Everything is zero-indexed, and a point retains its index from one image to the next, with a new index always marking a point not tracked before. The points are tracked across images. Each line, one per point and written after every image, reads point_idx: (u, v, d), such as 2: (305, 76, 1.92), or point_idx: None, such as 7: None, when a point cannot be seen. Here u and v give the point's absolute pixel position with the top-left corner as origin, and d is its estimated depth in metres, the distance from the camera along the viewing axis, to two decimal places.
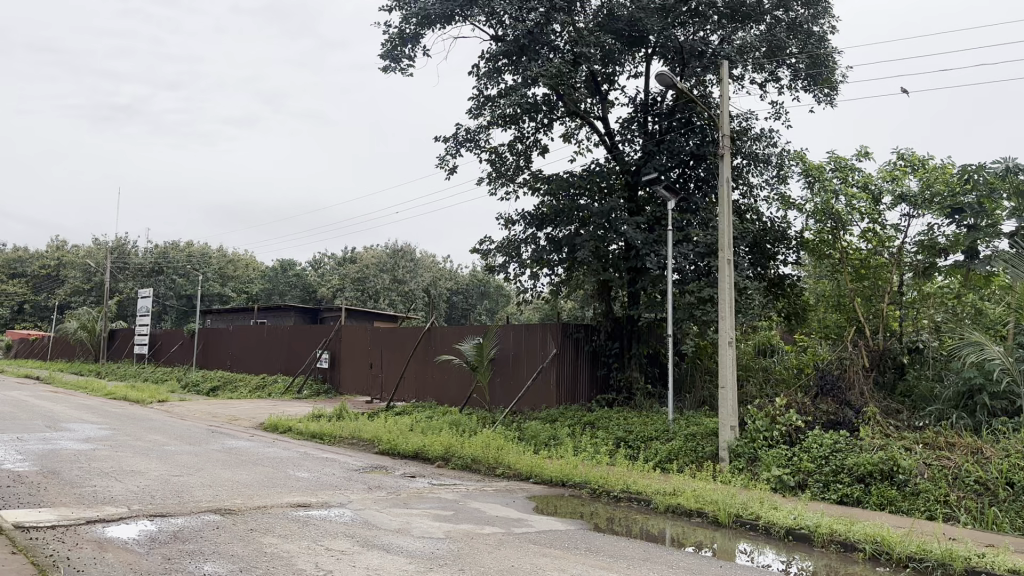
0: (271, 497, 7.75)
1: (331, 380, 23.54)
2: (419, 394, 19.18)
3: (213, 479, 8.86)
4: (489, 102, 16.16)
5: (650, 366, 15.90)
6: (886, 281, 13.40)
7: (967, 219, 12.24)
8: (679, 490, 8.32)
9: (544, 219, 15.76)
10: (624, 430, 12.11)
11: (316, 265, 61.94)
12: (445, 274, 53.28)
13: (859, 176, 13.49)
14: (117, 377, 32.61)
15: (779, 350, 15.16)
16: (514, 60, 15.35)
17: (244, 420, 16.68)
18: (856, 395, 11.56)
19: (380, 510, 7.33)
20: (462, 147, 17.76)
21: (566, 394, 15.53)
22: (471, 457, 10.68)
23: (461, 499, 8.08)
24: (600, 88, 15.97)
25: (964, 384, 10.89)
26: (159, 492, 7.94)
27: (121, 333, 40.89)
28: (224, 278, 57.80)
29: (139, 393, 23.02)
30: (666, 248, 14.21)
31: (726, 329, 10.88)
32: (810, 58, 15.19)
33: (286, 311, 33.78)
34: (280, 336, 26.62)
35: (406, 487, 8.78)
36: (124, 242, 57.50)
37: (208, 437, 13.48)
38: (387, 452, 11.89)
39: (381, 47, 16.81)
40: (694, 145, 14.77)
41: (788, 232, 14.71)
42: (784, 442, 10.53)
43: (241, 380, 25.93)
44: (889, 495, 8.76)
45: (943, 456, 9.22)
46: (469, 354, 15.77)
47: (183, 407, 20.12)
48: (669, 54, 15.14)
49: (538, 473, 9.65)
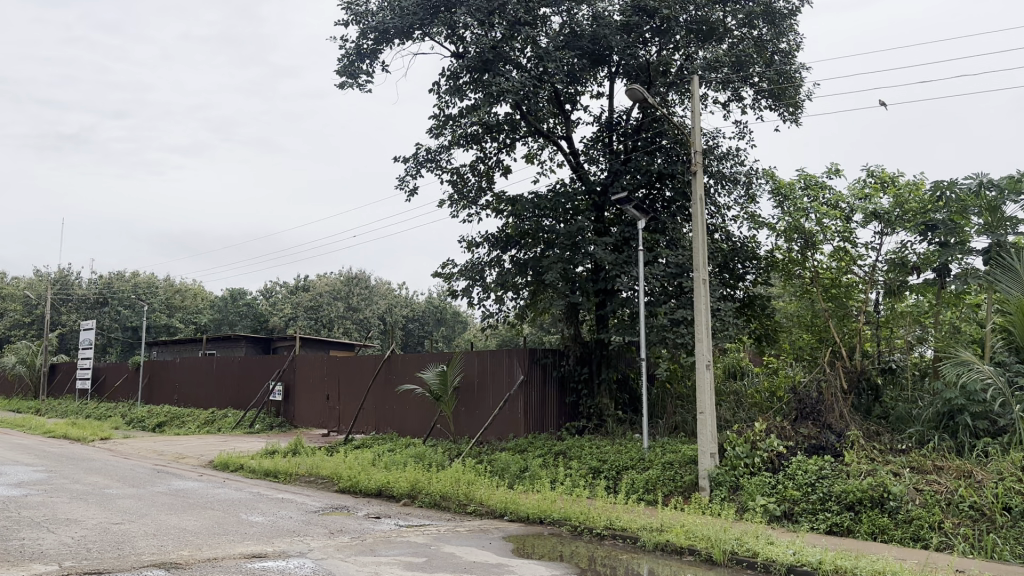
0: (222, 548, 7.00)
1: (286, 413, 22.63)
2: (380, 426, 18.40)
3: (158, 526, 8.05)
4: (451, 121, 15.72)
5: (620, 392, 15.44)
6: (857, 300, 13.15)
7: (939, 236, 12.02)
8: (667, 524, 7.78)
9: (509, 240, 15.32)
10: (598, 460, 11.58)
11: (268, 294, 60.57)
12: (400, 300, 52.51)
13: (829, 195, 13.22)
14: (58, 413, 31.13)
15: (749, 373, 14.82)
16: (476, 77, 14.95)
17: (192, 458, 15.72)
18: (836, 418, 11.21)
19: (344, 559, 6.66)
20: (423, 168, 17.28)
21: (534, 423, 14.92)
22: (439, 494, 10.04)
23: (433, 543, 7.43)
24: (564, 107, 15.66)
25: (944, 404, 10.59)
26: (96, 544, 7.13)
27: (62, 367, 39.28)
28: (171, 309, 56.00)
29: (80, 430, 21.77)
30: (636, 268, 13.84)
31: (703, 352, 10.45)
32: (776, 76, 15.09)
33: (237, 341, 32.64)
34: (230, 367, 25.61)
35: (371, 531, 8.09)
36: (67, 274, 55.60)
37: (153, 477, 12.56)
38: (348, 490, 11.17)
39: (338, 63, 16.38)
40: (661, 164, 14.48)
41: (757, 252, 14.43)
42: (766, 469, 10.10)
43: (190, 415, 24.84)
44: (881, 524, 8.32)
45: (933, 481, 8.89)
46: (432, 383, 15.12)
47: (126, 444, 19.02)
48: (633, 73, 14.97)
49: (514, 509, 9.05)
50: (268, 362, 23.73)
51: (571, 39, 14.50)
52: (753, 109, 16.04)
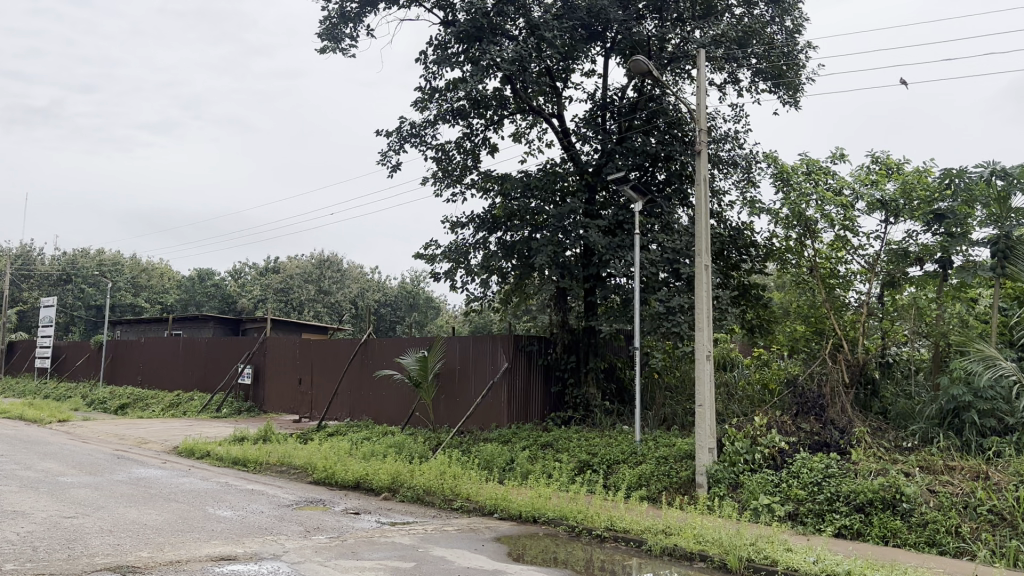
0: (186, 548, 6.29)
1: (255, 397, 21.83)
2: (355, 412, 17.70)
3: (116, 522, 7.31)
4: (438, 93, 15.03)
5: (606, 381, 14.91)
6: (856, 290, 12.73)
7: (946, 225, 11.62)
8: (673, 526, 7.22)
9: (496, 222, 14.78)
10: (587, 453, 11.01)
11: (236, 275, 59.30)
12: (371, 284, 51.68)
13: (833, 180, 12.75)
14: (15, 393, 29.97)
15: (739, 364, 14.40)
16: (467, 47, 14.24)
17: (154, 444, 14.88)
18: (839, 413, 10.74)
19: (325, 564, 5.99)
20: (406, 143, 16.62)
21: (518, 412, 14.35)
22: (423, 488, 9.43)
23: (421, 545, 6.78)
24: (558, 84, 15.06)
25: (949, 401, 10.16)
26: (44, 542, 6.39)
27: (21, 345, 37.94)
28: (137, 288, 54.52)
29: (36, 411, 20.75)
30: (630, 253, 13.32)
31: (703, 342, 9.87)
32: (776, 56, 14.63)
33: (205, 323, 32.04)
34: (197, 348, 24.69)
35: (352, 529, 7.43)
36: (29, 250, 54.02)
37: (112, 465, 11.74)
38: (324, 481, 10.51)
39: (321, 25, 15.80)
40: (656, 146, 13.99)
41: (754, 239, 14.02)
42: (768, 466, 9.58)
43: (153, 396, 23.93)
44: (893, 527, 7.85)
45: (947, 481, 8.47)
46: (411, 369, 14.48)
47: (84, 427, 18.07)
48: (628, 49, 14.48)
49: (504, 506, 8.44)
50: (236, 344, 22.91)
51: (566, 10, 13.85)
52: (751, 92, 15.67)
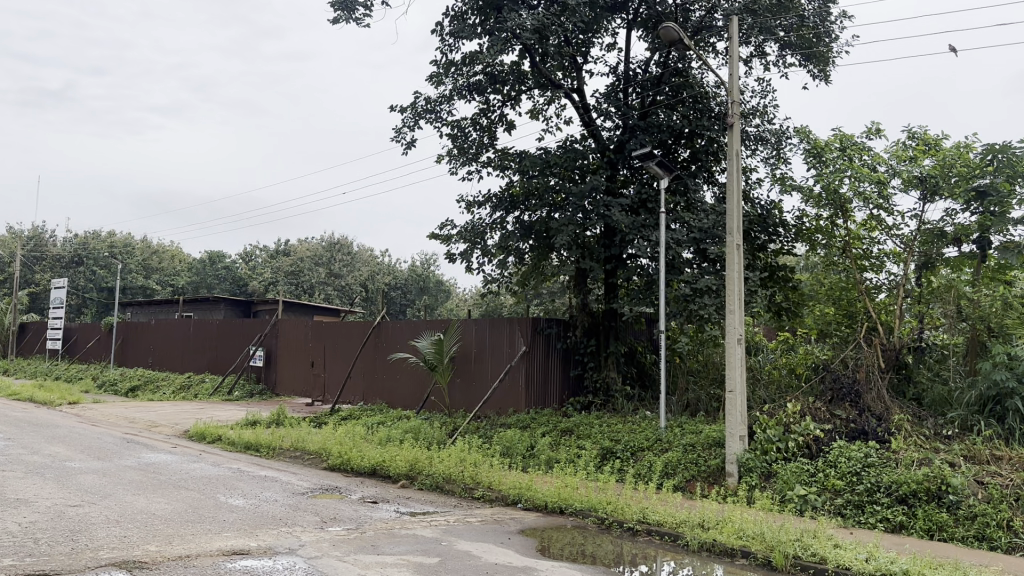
0: (196, 541, 5.94)
1: (267, 381, 21.54)
2: (369, 397, 17.36)
3: (123, 511, 6.97)
4: (454, 67, 14.57)
5: (627, 366, 14.52)
6: (888, 271, 12.28)
7: (987, 203, 11.16)
8: (709, 519, 6.82)
9: (514, 201, 14.35)
10: (610, 440, 10.62)
11: (247, 258, 59.19)
12: (381, 267, 51.38)
13: (867, 157, 12.28)
14: (27, 374, 29.92)
15: (765, 348, 13.95)
16: (485, 17, 13.78)
17: (165, 428, 14.55)
18: (874, 402, 10.30)
19: (344, 559, 5.62)
20: (421, 119, 16.20)
21: (535, 398, 13.99)
22: (443, 476, 9.07)
23: (444, 538, 6.39)
24: (579, 59, 14.66)
25: (989, 387, 9.71)
26: (47, 533, 6.04)
27: (32, 326, 37.87)
28: (148, 271, 54.33)
29: (47, 393, 20.50)
30: (655, 233, 12.90)
31: (733, 326, 9.43)
32: (806, 30, 14.21)
33: (216, 305, 31.74)
34: (209, 330, 24.39)
35: (370, 520, 7.05)
36: (41, 233, 53.91)
37: (120, 450, 11.41)
38: (339, 467, 10.16)
39: None
40: (681, 121, 13.59)
41: (783, 220, 13.67)
42: (802, 455, 9.20)
43: (164, 379, 23.68)
44: (939, 520, 7.41)
45: (995, 472, 8.06)
46: (427, 353, 14.12)
47: (96, 410, 17.79)
48: (650, 21, 14.07)
49: (529, 497, 8.06)
50: (247, 328, 22.64)
51: None
52: (779, 66, 15.26)
